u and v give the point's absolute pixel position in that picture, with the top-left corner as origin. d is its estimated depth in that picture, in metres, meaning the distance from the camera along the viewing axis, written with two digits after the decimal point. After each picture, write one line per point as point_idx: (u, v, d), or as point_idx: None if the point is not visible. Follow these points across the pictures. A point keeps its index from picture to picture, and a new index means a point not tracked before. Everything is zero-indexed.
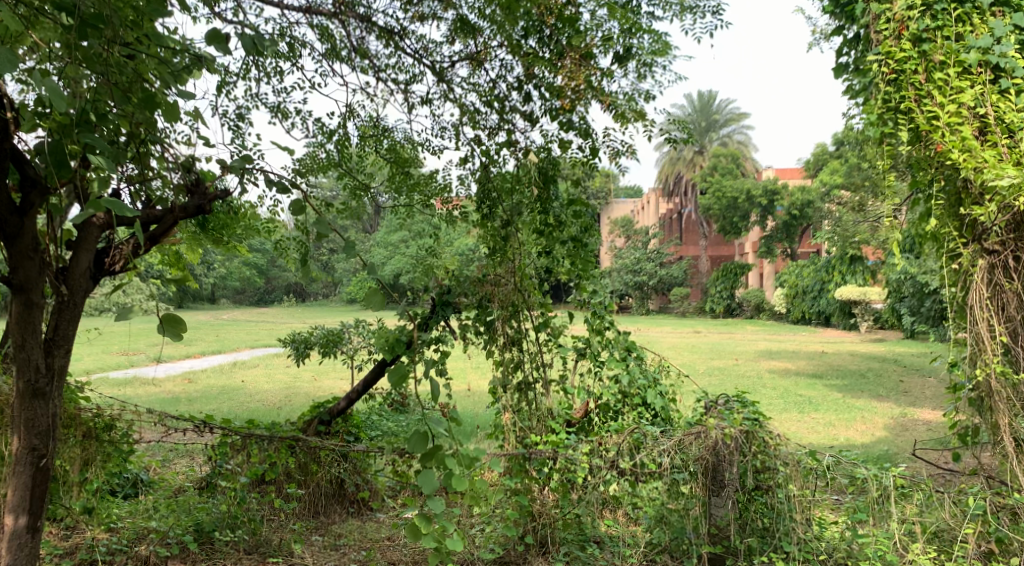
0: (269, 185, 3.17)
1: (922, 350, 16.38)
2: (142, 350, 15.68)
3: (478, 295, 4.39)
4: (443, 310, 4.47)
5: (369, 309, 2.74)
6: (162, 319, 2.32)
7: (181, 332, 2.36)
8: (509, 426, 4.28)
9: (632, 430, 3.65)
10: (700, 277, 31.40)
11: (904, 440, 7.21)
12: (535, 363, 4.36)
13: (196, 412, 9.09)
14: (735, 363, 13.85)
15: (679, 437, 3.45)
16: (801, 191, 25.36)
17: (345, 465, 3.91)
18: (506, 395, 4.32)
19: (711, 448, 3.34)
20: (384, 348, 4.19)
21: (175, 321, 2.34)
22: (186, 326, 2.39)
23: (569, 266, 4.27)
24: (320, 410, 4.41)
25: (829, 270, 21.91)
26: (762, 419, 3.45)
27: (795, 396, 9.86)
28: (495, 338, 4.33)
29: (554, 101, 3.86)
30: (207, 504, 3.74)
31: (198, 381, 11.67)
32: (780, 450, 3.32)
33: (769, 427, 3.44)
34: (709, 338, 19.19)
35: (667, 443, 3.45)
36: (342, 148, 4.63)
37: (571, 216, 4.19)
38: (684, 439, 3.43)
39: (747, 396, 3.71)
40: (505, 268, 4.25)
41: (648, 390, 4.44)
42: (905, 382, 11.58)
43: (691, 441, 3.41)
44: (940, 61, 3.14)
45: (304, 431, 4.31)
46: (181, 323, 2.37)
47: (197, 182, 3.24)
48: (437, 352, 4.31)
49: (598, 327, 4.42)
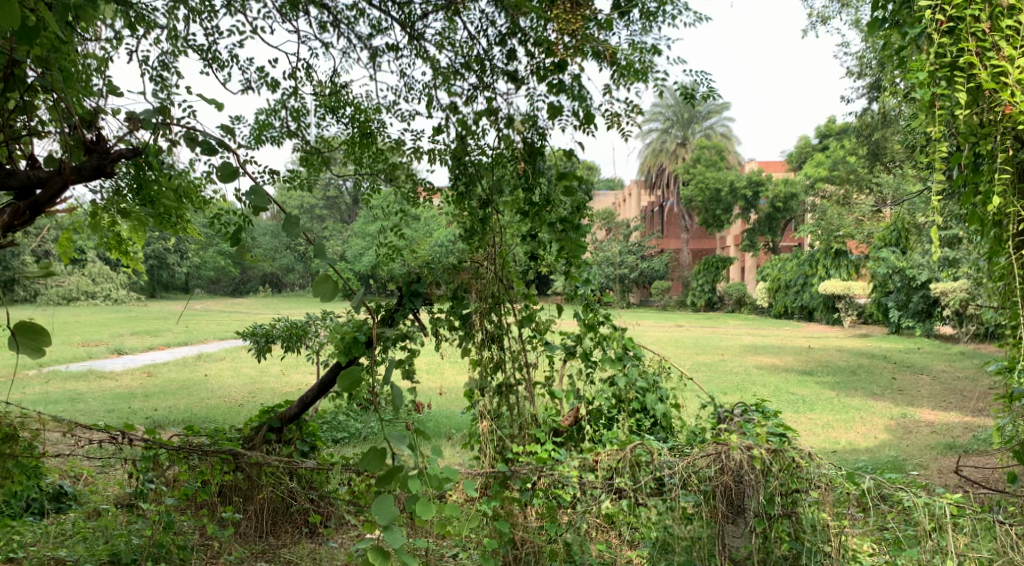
0: (190, 146, 2.62)
1: (910, 344, 16.06)
2: (105, 343, 14.98)
3: (453, 283, 3.85)
4: (412, 301, 3.87)
5: (316, 299, 2.45)
6: (17, 334, 2.10)
7: (39, 347, 2.11)
8: (484, 436, 3.71)
9: (633, 444, 3.08)
10: (681, 270, 30.77)
11: (909, 444, 6.74)
12: (518, 363, 3.83)
13: (150, 407, 8.44)
14: (721, 358, 13.42)
15: (689, 457, 2.92)
16: (785, 183, 24.99)
17: (292, 482, 3.34)
18: (485, 399, 3.77)
19: (733, 472, 2.83)
20: (339, 346, 3.66)
21: (33, 335, 2.10)
22: (51, 342, 2.16)
23: (557, 251, 3.70)
24: (270, 415, 3.85)
25: (813, 264, 21.59)
26: (789, 434, 2.95)
27: (787, 394, 9.42)
28: (472, 334, 3.79)
29: (544, 59, 3.34)
30: (127, 529, 3.17)
31: (159, 374, 11.04)
32: (812, 472, 2.82)
33: (799, 444, 2.93)
34: (693, 332, 18.80)
35: (677, 463, 2.90)
36: (299, 117, 4.07)
37: (561, 194, 3.59)
38: (696, 458, 2.90)
39: (767, 406, 3.30)
40: (484, 254, 3.81)
41: (648, 395, 3.87)
42: (897, 380, 11.18)
43: (706, 463, 2.88)
44: (1009, 6, 2.67)
45: (252, 442, 3.76)
46: (43, 338, 2.12)
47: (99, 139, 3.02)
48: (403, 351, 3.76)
49: (591, 322, 3.87)
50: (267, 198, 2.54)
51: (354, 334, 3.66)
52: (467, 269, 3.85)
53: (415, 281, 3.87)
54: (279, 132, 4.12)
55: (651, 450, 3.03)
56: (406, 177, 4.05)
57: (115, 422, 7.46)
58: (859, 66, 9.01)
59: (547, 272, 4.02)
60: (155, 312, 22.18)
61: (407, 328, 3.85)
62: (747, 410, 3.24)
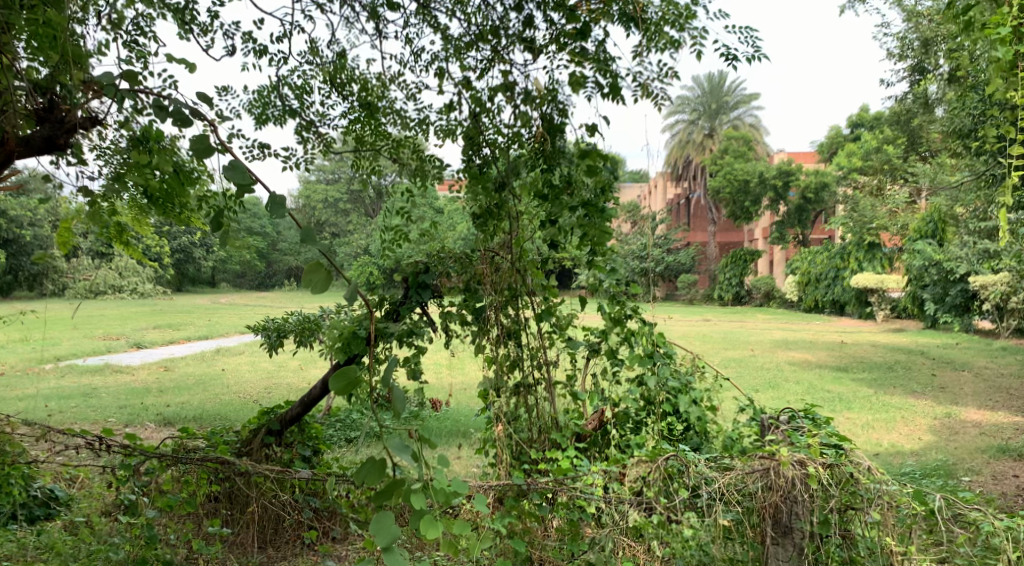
0: (161, 115, 2.33)
1: (949, 339, 15.43)
2: (126, 337, 14.87)
3: (466, 274, 3.55)
4: (419, 294, 3.53)
5: (308, 290, 2.31)
6: None
7: None
8: (500, 440, 3.44)
9: (665, 455, 2.82)
10: (709, 263, 30.19)
11: (956, 446, 6.32)
12: (536, 361, 3.54)
13: (162, 403, 8.22)
14: (752, 354, 12.97)
15: (731, 473, 2.68)
16: (816, 173, 24.24)
17: (286, 494, 3.02)
18: (501, 400, 3.50)
19: (783, 488, 2.58)
20: (337, 344, 3.39)
21: None
22: None
23: (580, 238, 3.38)
24: (269, 416, 3.57)
25: (845, 257, 20.97)
26: (847, 448, 2.69)
27: (822, 392, 8.99)
28: (485, 330, 3.49)
29: (563, 24, 3.02)
30: (106, 544, 2.87)
31: (176, 369, 10.86)
32: (872, 490, 2.57)
33: (858, 457, 2.69)
34: (721, 327, 18.33)
35: (717, 480, 2.67)
36: (304, 96, 3.92)
37: (583, 175, 3.27)
38: (741, 474, 2.66)
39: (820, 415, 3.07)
40: (499, 244, 3.52)
41: (681, 396, 3.50)
42: (938, 377, 10.68)
43: (750, 478, 2.64)
44: None
45: (249, 447, 3.48)
46: None
47: (50, 107, 3.19)
48: (409, 348, 3.45)
49: (617, 316, 3.52)
50: (246, 172, 2.29)
51: (353, 330, 3.38)
52: (481, 260, 3.54)
53: (424, 271, 3.56)
54: (284, 112, 3.98)
55: (685, 461, 2.78)
56: (417, 160, 3.80)
57: (125, 420, 7.22)
58: (900, 48, 8.53)
59: (569, 264, 3.70)
60: (175, 306, 22.04)
61: (416, 324, 3.54)
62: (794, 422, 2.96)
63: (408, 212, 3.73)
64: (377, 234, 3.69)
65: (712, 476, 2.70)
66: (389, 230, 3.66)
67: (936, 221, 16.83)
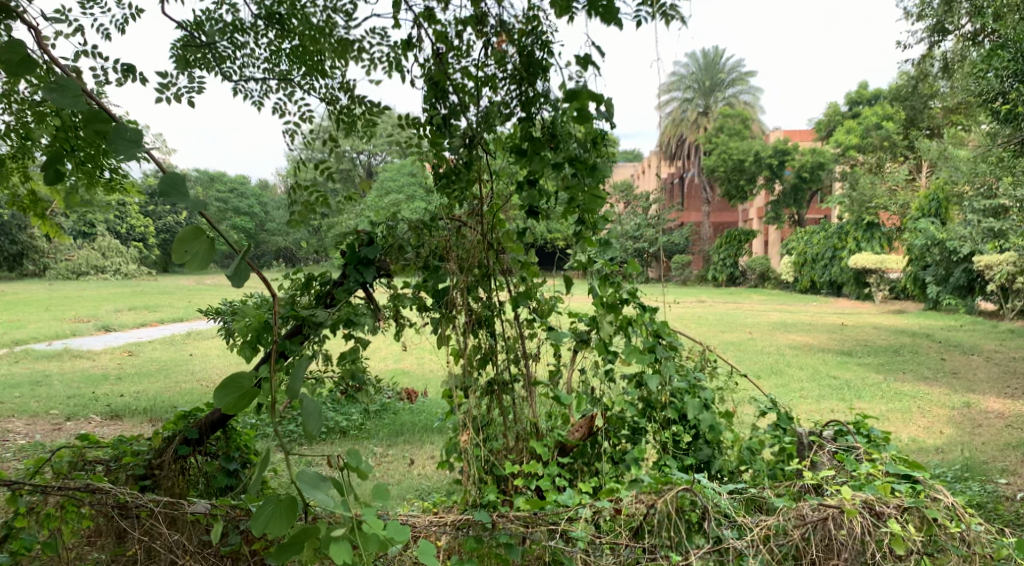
0: None
1: (953, 321, 14.83)
2: (96, 319, 14.16)
3: (424, 248, 2.85)
4: (360, 273, 2.78)
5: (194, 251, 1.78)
6: None
7: None
8: (466, 452, 2.79)
9: (678, 491, 2.28)
10: (703, 243, 29.46)
11: (982, 440, 5.76)
12: (512, 355, 2.96)
13: (114, 393, 7.54)
14: (751, 337, 12.35)
15: (770, 519, 2.23)
16: (813, 151, 23.50)
17: (183, 533, 2.37)
18: (470, 401, 2.89)
19: (842, 537, 2.17)
20: (246, 339, 2.72)
21: None
22: None
23: (567, 204, 2.74)
24: (187, 422, 2.95)
25: (843, 237, 20.29)
26: (919, 479, 2.37)
27: (829, 378, 8.40)
28: (451, 318, 2.85)
29: None
30: None
31: (140, 354, 10.18)
32: (968, 528, 2.22)
33: (938, 491, 2.32)
34: (716, 309, 17.68)
35: (754, 530, 2.19)
36: (237, 36, 3.42)
37: (568, 124, 2.65)
38: (784, 520, 2.21)
39: (878, 430, 2.73)
40: (468, 211, 2.90)
41: (689, 399, 2.85)
42: (947, 362, 10.07)
43: (801, 526, 2.20)
44: None
45: (158, 461, 2.86)
46: None
47: None
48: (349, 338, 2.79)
49: (611, 301, 2.87)
50: (80, 94, 1.82)
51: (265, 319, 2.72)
52: (444, 230, 2.88)
53: (368, 245, 2.86)
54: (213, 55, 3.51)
55: (703, 498, 2.28)
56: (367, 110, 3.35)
57: (71, 410, 6.58)
58: (919, 6, 7.88)
59: (556, 239, 3.07)
60: (156, 285, 21.21)
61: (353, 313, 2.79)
62: (841, 452, 2.57)
63: (333, 172, 3.39)
64: (290, 198, 3.40)
65: (741, 523, 2.22)
66: (304, 193, 3.37)
67: (940, 199, 16.20)
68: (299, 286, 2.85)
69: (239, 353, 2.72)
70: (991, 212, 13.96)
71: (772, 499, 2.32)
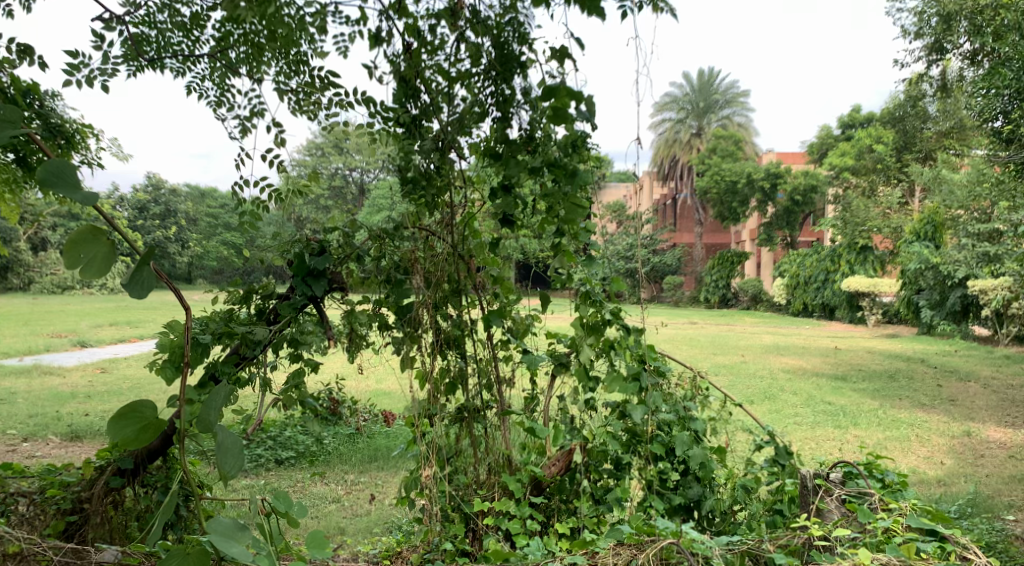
0: None
1: (947, 346, 14.60)
2: (75, 334, 13.86)
3: (386, 261, 2.59)
4: (309, 287, 2.51)
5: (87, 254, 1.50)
6: None
7: None
8: (429, 488, 2.53)
9: (666, 545, 2.02)
10: (695, 265, 29.28)
11: (984, 472, 5.51)
12: (484, 379, 2.69)
13: (81, 413, 7.21)
14: (743, 360, 12.10)
15: None
16: (806, 173, 23.36)
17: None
18: (437, 431, 2.62)
19: None
20: (167, 359, 2.44)
21: None
22: None
23: (546, 213, 2.50)
24: (121, 449, 2.66)
25: (836, 260, 20.09)
26: (947, 536, 2.09)
27: (823, 404, 8.14)
28: (416, 337, 2.59)
29: None
30: None
31: (114, 370, 9.86)
32: None
33: (965, 549, 2.05)
34: (708, 331, 17.44)
35: None
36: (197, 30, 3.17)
37: (545, 125, 2.41)
38: None
39: (897, 477, 2.45)
40: (439, 220, 2.65)
41: (678, 433, 2.58)
42: (944, 388, 9.81)
43: None
44: None
45: (87, 495, 2.57)
46: None
47: None
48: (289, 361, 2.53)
49: (593, 322, 2.60)
50: None
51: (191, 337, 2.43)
52: (409, 241, 2.62)
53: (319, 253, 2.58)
54: (165, 43, 3.26)
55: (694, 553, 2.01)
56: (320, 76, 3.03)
57: (31, 430, 6.28)
58: (917, 23, 7.72)
59: (534, 254, 2.82)
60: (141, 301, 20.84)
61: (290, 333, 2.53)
62: (851, 500, 2.29)
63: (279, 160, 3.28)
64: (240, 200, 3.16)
65: None
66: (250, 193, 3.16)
67: (935, 223, 16.00)
68: (237, 299, 2.56)
69: (160, 372, 2.43)
70: (986, 237, 13.76)
71: (770, 554, 2.05)
